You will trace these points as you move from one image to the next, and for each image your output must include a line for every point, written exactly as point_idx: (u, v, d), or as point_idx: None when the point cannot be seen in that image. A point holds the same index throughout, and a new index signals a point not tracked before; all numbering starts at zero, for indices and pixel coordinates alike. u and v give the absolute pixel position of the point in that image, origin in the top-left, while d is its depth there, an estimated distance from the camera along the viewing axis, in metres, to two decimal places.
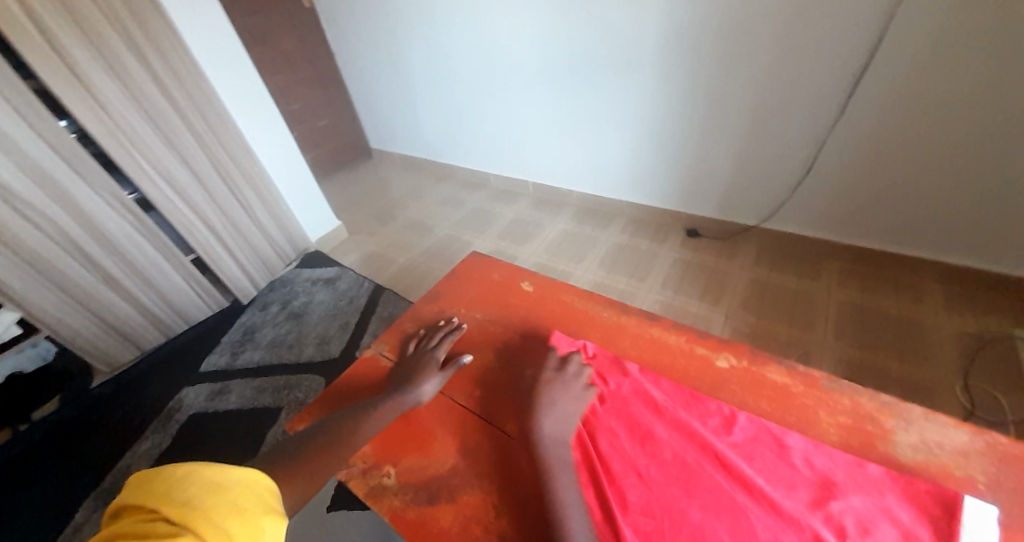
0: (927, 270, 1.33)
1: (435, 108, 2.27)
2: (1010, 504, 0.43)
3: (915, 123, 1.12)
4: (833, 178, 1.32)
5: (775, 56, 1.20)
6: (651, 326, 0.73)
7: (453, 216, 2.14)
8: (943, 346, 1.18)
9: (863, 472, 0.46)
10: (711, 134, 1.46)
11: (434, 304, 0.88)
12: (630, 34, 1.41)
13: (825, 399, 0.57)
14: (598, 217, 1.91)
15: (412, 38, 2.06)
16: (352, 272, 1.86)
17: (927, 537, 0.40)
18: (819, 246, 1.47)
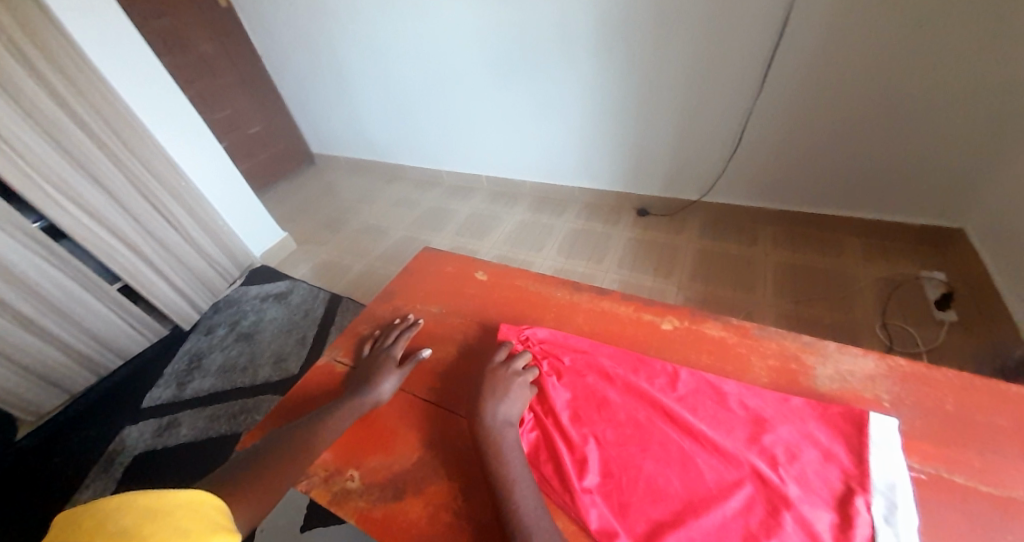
0: (847, 227, 1.46)
1: (377, 108, 2.20)
2: (908, 414, 0.50)
3: (822, 92, 1.23)
4: (759, 149, 1.43)
5: (701, 38, 1.27)
6: (601, 300, 0.76)
7: (407, 217, 2.10)
8: (864, 292, 1.31)
9: (789, 404, 0.51)
10: (649, 116, 1.52)
11: (388, 303, 0.86)
12: (563, 23, 1.43)
13: (757, 346, 0.62)
14: (553, 205, 1.94)
15: (344, 35, 1.97)
16: (305, 284, 1.78)
17: (843, 453, 0.46)
18: (755, 214, 1.58)
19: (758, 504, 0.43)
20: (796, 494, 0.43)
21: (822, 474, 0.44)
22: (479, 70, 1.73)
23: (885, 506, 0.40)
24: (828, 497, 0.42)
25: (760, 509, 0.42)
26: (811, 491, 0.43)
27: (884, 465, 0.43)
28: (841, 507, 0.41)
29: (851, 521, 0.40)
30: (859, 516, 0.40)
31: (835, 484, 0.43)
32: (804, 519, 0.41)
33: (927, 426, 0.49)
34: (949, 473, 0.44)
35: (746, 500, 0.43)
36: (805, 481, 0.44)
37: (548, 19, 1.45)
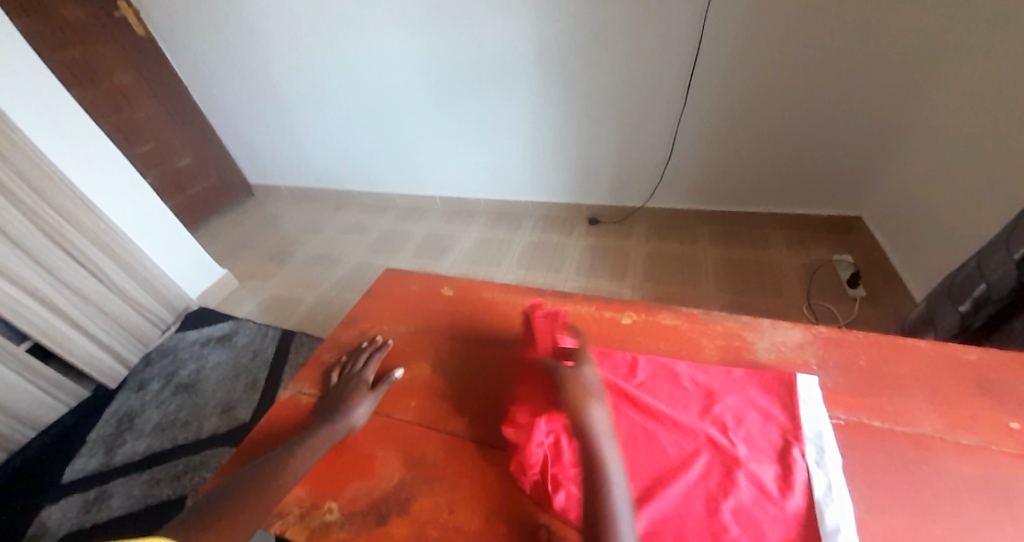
0: (770, 221, 1.64)
1: (320, 136, 2.16)
2: (832, 373, 0.58)
3: (734, 103, 1.41)
4: (689, 156, 1.58)
5: (627, 58, 1.42)
6: (565, 303, 0.80)
7: (360, 243, 2.06)
8: (791, 277, 1.47)
9: (732, 375, 0.58)
10: (590, 130, 1.64)
11: (353, 328, 0.85)
12: (503, 47, 1.52)
13: (705, 329, 0.69)
14: (509, 220, 2.00)
15: (280, 63, 1.94)
16: (251, 323, 1.68)
17: (780, 413, 0.53)
18: (692, 215, 1.73)
19: (715, 468, 0.48)
20: (745, 454, 0.49)
21: (764, 433, 0.51)
22: (425, 93, 1.78)
23: (816, 451, 0.48)
24: (771, 452, 0.49)
25: (718, 473, 0.47)
26: (756, 449, 0.49)
27: (812, 416, 0.52)
28: (782, 457, 0.48)
29: (790, 468, 0.47)
30: (796, 464, 0.47)
31: (776, 440, 0.50)
32: (753, 474, 0.47)
33: (848, 381, 0.57)
34: (870, 418, 0.52)
35: (704, 466, 0.48)
36: (751, 442, 0.50)
37: (488, 43, 1.53)
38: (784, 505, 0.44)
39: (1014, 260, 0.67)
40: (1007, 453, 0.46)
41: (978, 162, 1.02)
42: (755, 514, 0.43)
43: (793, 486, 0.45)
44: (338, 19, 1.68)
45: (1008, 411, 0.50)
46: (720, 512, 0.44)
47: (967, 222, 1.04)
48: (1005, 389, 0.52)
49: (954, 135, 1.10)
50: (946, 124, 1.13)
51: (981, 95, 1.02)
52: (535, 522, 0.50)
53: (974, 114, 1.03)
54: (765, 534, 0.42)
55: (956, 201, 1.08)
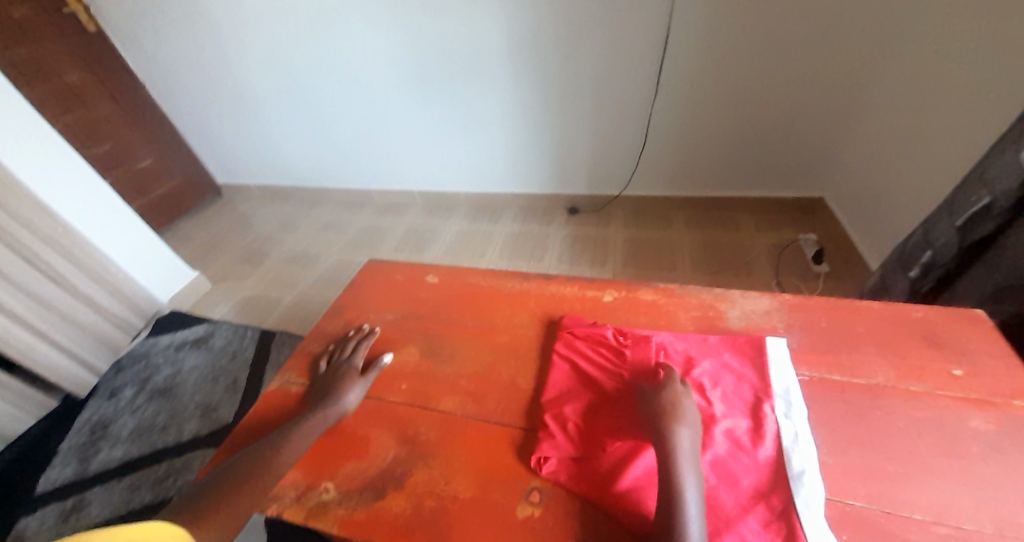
0: (740, 205, 1.71)
1: (292, 132, 2.10)
2: (797, 335, 0.62)
3: (703, 91, 1.46)
4: (662, 144, 1.63)
5: (599, 49, 1.44)
6: (549, 284, 0.83)
7: (340, 240, 2.03)
8: (760, 257, 1.54)
9: (707, 342, 0.62)
10: (565, 121, 1.66)
11: (338, 318, 0.85)
12: (476, 39, 1.52)
13: (681, 302, 0.73)
14: (490, 212, 2.01)
15: (244, 57, 1.88)
16: (228, 325, 1.64)
17: (751, 373, 0.57)
18: (667, 202, 1.78)
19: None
20: (721, 411, 0.52)
21: (738, 391, 0.55)
22: (398, 86, 1.76)
23: (784, 404, 0.52)
24: (745, 407, 0.53)
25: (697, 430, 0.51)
26: (731, 406, 0.53)
27: (780, 374, 0.56)
28: (754, 412, 0.52)
29: (761, 421, 0.51)
30: (766, 417, 0.51)
31: (748, 397, 0.54)
32: (728, 429, 0.50)
33: (811, 341, 0.61)
34: (831, 373, 0.56)
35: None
36: (726, 400, 0.54)
37: (460, 36, 1.53)
38: (756, 454, 0.48)
39: (956, 227, 0.74)
40: (949, 396, 0.51)
41: (921, 142, 1.09)
42: (731, 465, 0.47)
43: (763, 436, 0.49)
44: (304, 11, 1.64)
45: (952, 360, 0.55)
46: (700, 464, 0.47)
47: (915, 198, 1.11)
48: (949, 341, 0.57)
49: (902, 118, 1.18)
50: (895, 107, 1.21)
51: (922, 80, 1.09)
52: (528, 486, 0.52)
53: (918, 98, 1.11)
54: (739, 481, 0.46)
55: (904, 180, 1.16)
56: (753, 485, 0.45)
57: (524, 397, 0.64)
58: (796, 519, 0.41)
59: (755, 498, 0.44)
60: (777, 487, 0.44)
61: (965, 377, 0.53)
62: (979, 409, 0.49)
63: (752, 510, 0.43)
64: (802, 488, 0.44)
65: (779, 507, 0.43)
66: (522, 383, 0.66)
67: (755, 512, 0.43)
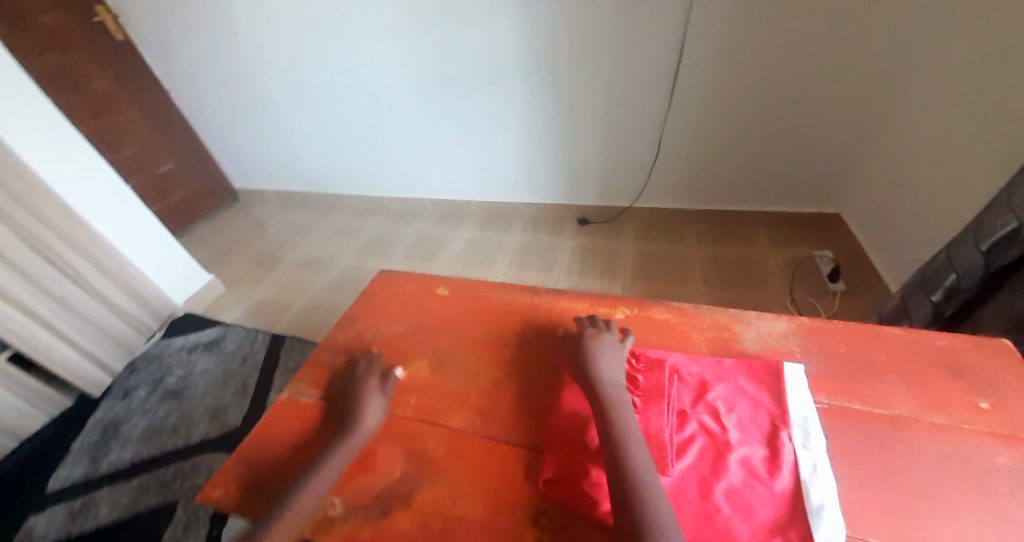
0: (753, 220, 1.69)
1: (308, 139, 2.14)
2: (814, 360, 0.61)
3: (717, 105, 1.45)
4: (675, 157, 1.62)
5: (614, 62, 1.45)
6: (560, 299, 0.82)
7: (352, 246, 2.05)
8: (773, 273, 1.51)
9: (722, 365, 0.61)
10: (578, 133, 1.67)
11: (349, 328, 0.85)
12: (491, 50, 1.54)
13: (694, 322, 0.71)
14: (500, 221, 2.01)
15: (265, 66, 1.92)
16: (239, 328, 1.66)
17: (767, 399, 0.56)
18: (679, 215, 1.77)
19: (708, 453, 0.51)
20: (736, 438, 0.52)
21: (754, 418, 0.54)
22: (413, 96, 1.79)
23: (802, 434, 0.51)
24: (761, 435, 0.52)
25: (711, 457, 0.50)
26: (747, 433, 0.52)
27: (798, 402, 0.54)
28: (771, 440, 0.51)
29: (778, 450, 0.50)
30: (783, 446, 0.50)
31: (764, 424, 0.53)
32: (743, 457, 0.50)
33: (829, 368, 0.60)
34: (851, 402, 0.55)
35: (698, 451, 0.51)
36: (742, 426, 0.53)
37: (475, 48, 1.56)
38: (772, 485, 0.47)
39: (981, 251, 0.71)
40: (976, 431, 0.49)
41: (941, 159, 1.07)
42: (746, 495, 0.46)
43: (781, 467, 0.48)
44: (324, 22, 1.68)
45: (978, 392, 0.53)
46: (713, 493, 0.46)
47: (935, 216, 1.09)
48: (974, 372, 0.55)
49: (922, 134, 1.16)
50: (914, 125, 1.19)
51: (943, 96, 1.07)
52: (536, 509, 0.51)
53: (939, 114, 1.09)
54: (755, 512, 0.44)
55: (924, 198, 1.13)
56: (770, 518, 0.44)
57: (533, 416, 0.63)
58: None
59: (772, 531, 0.43)
60: (796, 520, 0.43)
61: (992, 410, 0.51)
62: (1007, 444, 0.47)
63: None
64: (820, 522, 0.42)
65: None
66: (532, 400, 0.65)
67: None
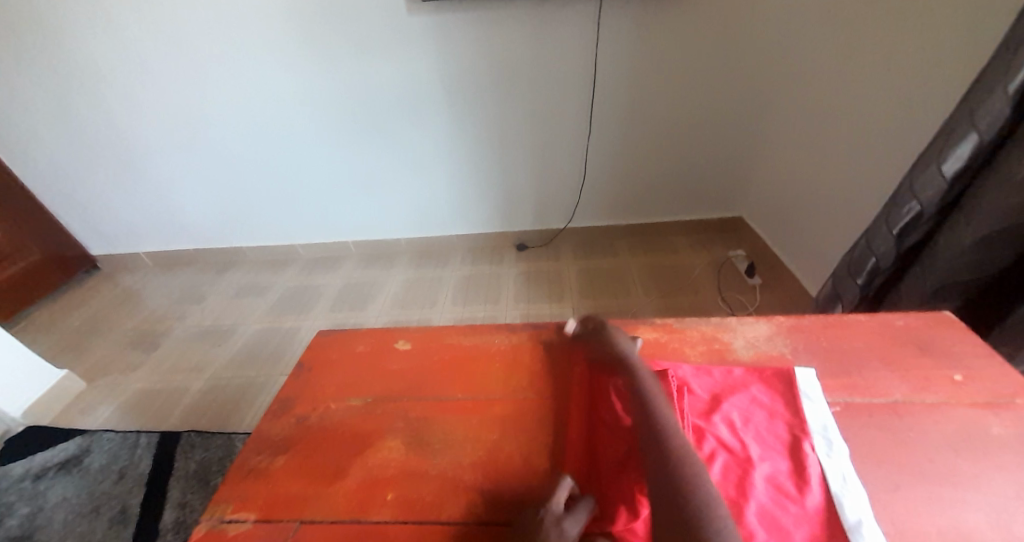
0: (675, 229, 1.81)
1: (194, 188, 1.83)
2: (806, 358, 0.62)
3: (631, 122, 1.57)
4: (601, 174, 1.70)
5: (534, 88, 1.51)
6: (541, 335, 0.75)
7: (263, 305, 1.76)
8: (701, 276, 1.61)
9: (733, 375, 0.59)
10: (507, 157, 1.68)
11: (286, 415, 0.67)
12: (409, 78, 1.50)
13: (683, 337, 0.69)
14: (435, 256, 1.89)
15: (132, 108, 1.63)
16: (112, 435, 1.28)
17: (781, 407, 0.54)
18: (611, 230, 1.83)
19: (731, 472, 0.47)
20: (756, 454, 0.49)
21: (772, 429, 0.52)
22: (323, 130, 1.63)
23: (824, 442, 0.49)
24: (782, 447, 0.49)
25: (735, 476, 0.47)
26: (766, 446, 0.50)
27: (815, 410, 0.53)
28: (794, 453, 0.49)
29: (804, 463, 0.47)
30: (808, 458, 0.47)
31: (784, 435, 0.51)
32: (768, 474, 0.46)
33: (824, 365, 0.60)
34: (852, 396, 0.55)
35: (720, 471, 0.47)
36: (761, 440, 0.51)
37: (393, 77, 1.50)
38: (804, 502, 0.43)
39: (893, 235, 0.80)
40: (966, 404, 0.52)
41: (823, 158, 1.26)
42: (779, 516, 0.42)
43: (809, 481, 0.45)
44: (209, 55, 1.49)
45: (949, 366, 0.57)
46: (746, 518, 0.42)
47: (829, 209, 1.26)
48: (938, 347, 0.60)
49: (801, 140, 1.36)
50: (793, 132, 1.39)
51: (813, 108, 1.28)
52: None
53: (813, 122, 1.29)
54: (791, 535, 0.40)
55: (817, 193, 1.31)
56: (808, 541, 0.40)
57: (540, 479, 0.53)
58: None
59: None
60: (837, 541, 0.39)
61: (966, 381, 0.55)
62: (994, 413, 0.51)
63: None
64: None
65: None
66: (541, 465, 0.54)
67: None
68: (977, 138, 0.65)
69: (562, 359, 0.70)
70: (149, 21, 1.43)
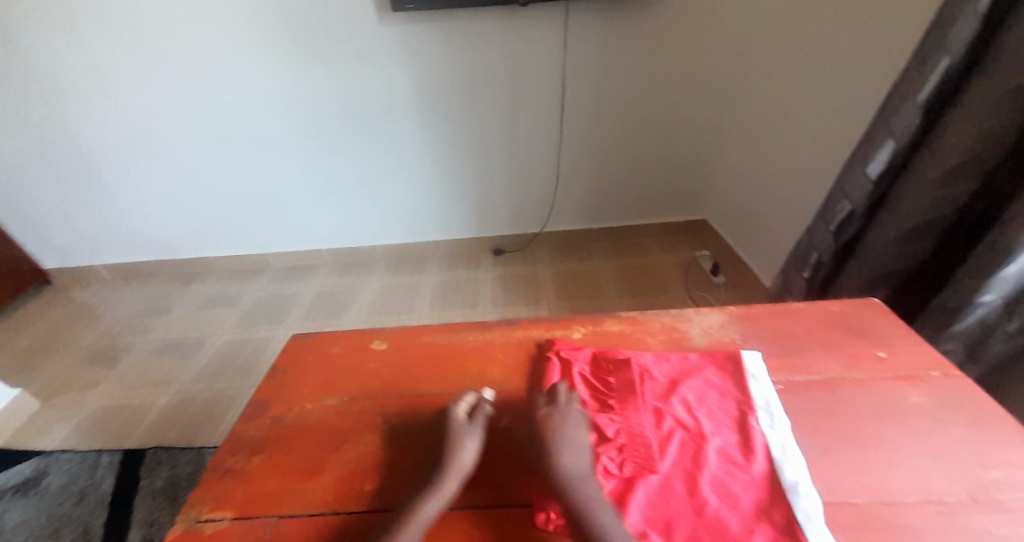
0: (644, 231, 1.89)
1: (158, 197, 1.78)
2: (754, 343, 0.67)
3: (600, 129, 1.64)
4: (572, 179, 1.76)
5: (506, 96, 1.56)
6: (514, 330, 0.78)
7: (233, 316, 1.72)
8: (670, 276, 1.68)
9: (689, 360, 0.64)
10: (480, 164, 1.71)
11: (260, 417, 0.67)
12: (382, 86, 1.52)
13: (646, 328, 0.74)
14: (411, 263, 1.90)
15: (90, 115, 1.58)
16: (71, 455, 1.22)
17: (732, 387, 0.59)
18: (583, 234, 1.89)
19: (687, 446, 0.51)
20: (709, 429, 0.53)
21: (723, 407, 0.57)
22: (294, 138, 1.63)
23: (767, 416, 0.54)
24: (732, 422, 0.54)
25: (690, 450, 0.51)
26: (718, 422, 0.54)
27: (759, 388, 0.58)
28: (741, 427, 0.53)
29: (750, 434, 0.52)
30: (754, 430, 0.52)
31: (733, 411, 0.56)
32: (719, 446, 0.51)
33: (770, 349, 0.66)
34: (793, 374, 0.61)
35: (678, 447, 0.51)
36: (713, 417, 0.55)
37: (365, 85, 1.52)
38: (750, 469, 0.48)
39: (831, 231, 0.88)
40: (890, 378, 0.59)
41: (775, 162, 1.36)
42: (729, 483, 0.46)
43: (754, 450, 0.50)
44: (176, 63, 1.47)
45: (876, 345, 0.64)
46: (699, 486, 0.46)
47: (782, 209, 1.35)
48: (868, 329, 0.66)
49: (755, 146, 1.45)
50: (748, 138, 1.49)
51: (765, 115, 1.37)
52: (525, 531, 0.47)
53: (766, 128, 1.39)
54: (740, 499, 0.45)
55: (771, 194, 1.40)
56: (753, 502, 0.44)
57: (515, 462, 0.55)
58: (800, 532, 0.40)
59: (758, 515, 0.43)
60: (777, 499, 0.44)
61: (890, 358, 0.61)
62: (912, 385, 0.57)
63: (757, 527, 0.42)
64: (801, 498, 0.44)
65: (783, 521, 0.42)
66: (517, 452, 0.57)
67: (761, 530, 0.41)
68: (894, 144, 0.74)
69: (535, 352, 0.73)
70: (108, 26, 1.40)
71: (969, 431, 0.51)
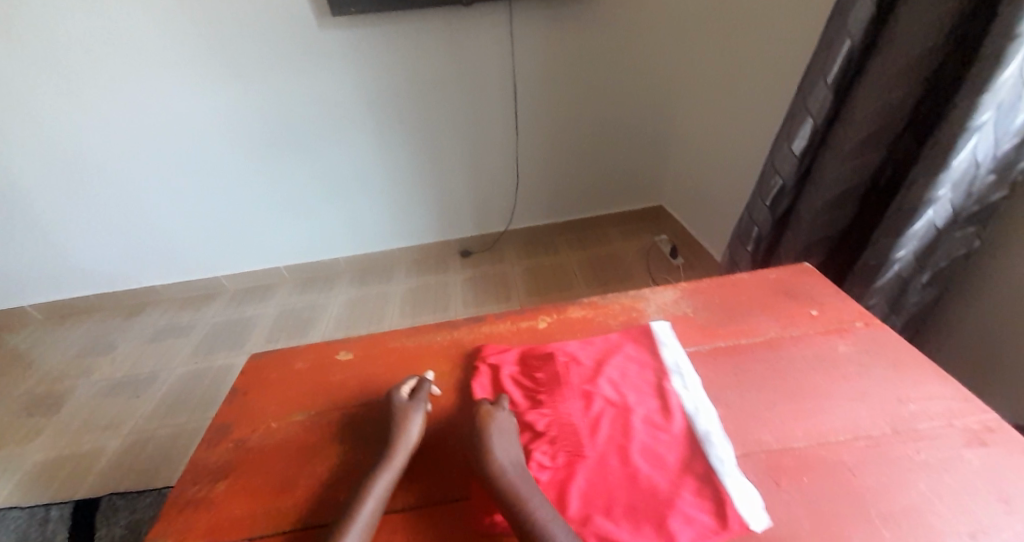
0: (605, 221, 1.94)
1: (93, 226, 1.67)
2: (705, 315, 0.72)
3: (553, 125, 1.68)
4: (531, 176, 1.79)
5: (458, 98, 1.57)
6: (481, 326, 0.80)
7: (190, 345, 1.64)
8: (632, 261, 1.74)
9: (609, 340, 0.68)
10: (439, 167, 1.71)
11: (224, 441, 0.65)
12: (330, 94, 1.50)
13: (606, 311, 0.77)
14: (378, 273, 1.87)
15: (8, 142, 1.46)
16: (15, 513, 1.13)
17: (648, 357, 0.64)
18: (547, 229, 1.93)
19: (617, 422, 0.54)
20: (634, 401, 0.57)
21: (642, 377, 0.61)
22: (240, 153, 1.57)
23: (680, 378, 0.59)
24: (651, 390, 0.58)
25: (619, 424, 0.54)
26: (640, 393, 0.58)
27: (670, 352, 0.64)
28: (659, 392, 0.58)
29: (667, 398, 0.56)
30: (671, 393, 0.57)
31: (651, 379, 0.60)
32: (644, 415, 0.54)
33: (719, 318, 0.71)
34: (739, 339, 0.66)
35: (608, 424, 0.54)
36: (636, 388, 0.59)
37: (312, 93, 1.49)
38: (671, 429, 0.52)
39: (767, 206, 0.95)
40: (822, 332, 0.65)
41: (718, 145, 1.44)
42: (656, 447, 0.50)
43: (672, 412, 0.54)
44: (99, 78, 1.38)
45: (810, 304, 0.70)
46: (630, 457, 0.49)
47: (727, 189, 1.43)
48: (803, 291, 0.73)
49: (699, 131, 1.54)
50: (691, 125, 1.57)
51: (705, 102, 1.46)
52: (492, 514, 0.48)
53: (706, 114, 1.47)
54: (666, 459, 0.48)
55: (716, 176, 1.48)
56: (678, 459, 0.48)
57: None
58: (717, 480, 0.44)
59: (681, 471, 0.47)
60: (695, 450, 0.49)
61: (821, 314, 0.68)
62: (840, 336, 0.63)
63: (681, 482, 0.45)
64: (715, 447, 0.48)
65: (701, 471, 0.46)
66: None
67: (685, 485, 0.45)
68: (813, 121, 0.81)
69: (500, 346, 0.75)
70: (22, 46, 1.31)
71: (889, 371, 0.57)
